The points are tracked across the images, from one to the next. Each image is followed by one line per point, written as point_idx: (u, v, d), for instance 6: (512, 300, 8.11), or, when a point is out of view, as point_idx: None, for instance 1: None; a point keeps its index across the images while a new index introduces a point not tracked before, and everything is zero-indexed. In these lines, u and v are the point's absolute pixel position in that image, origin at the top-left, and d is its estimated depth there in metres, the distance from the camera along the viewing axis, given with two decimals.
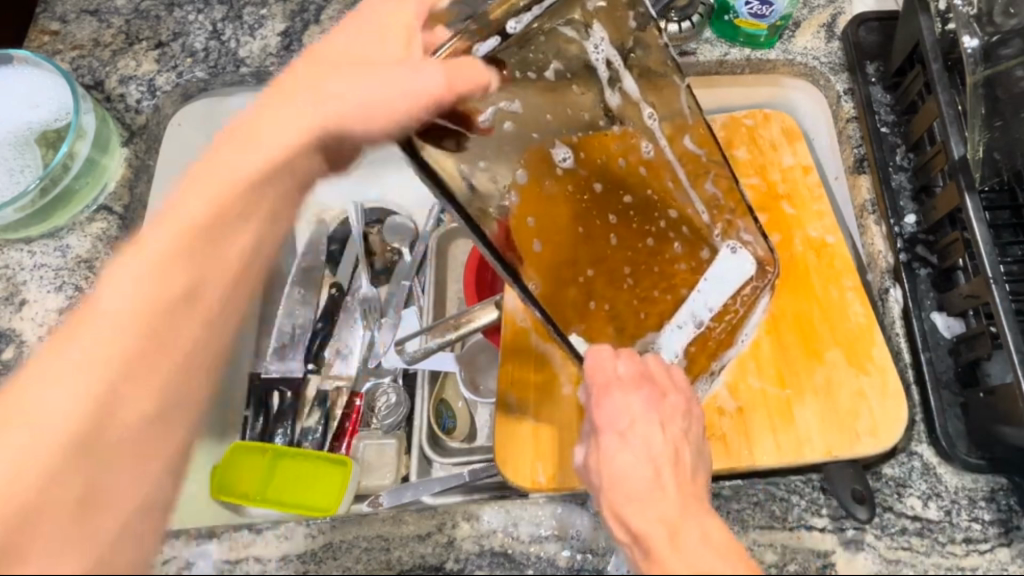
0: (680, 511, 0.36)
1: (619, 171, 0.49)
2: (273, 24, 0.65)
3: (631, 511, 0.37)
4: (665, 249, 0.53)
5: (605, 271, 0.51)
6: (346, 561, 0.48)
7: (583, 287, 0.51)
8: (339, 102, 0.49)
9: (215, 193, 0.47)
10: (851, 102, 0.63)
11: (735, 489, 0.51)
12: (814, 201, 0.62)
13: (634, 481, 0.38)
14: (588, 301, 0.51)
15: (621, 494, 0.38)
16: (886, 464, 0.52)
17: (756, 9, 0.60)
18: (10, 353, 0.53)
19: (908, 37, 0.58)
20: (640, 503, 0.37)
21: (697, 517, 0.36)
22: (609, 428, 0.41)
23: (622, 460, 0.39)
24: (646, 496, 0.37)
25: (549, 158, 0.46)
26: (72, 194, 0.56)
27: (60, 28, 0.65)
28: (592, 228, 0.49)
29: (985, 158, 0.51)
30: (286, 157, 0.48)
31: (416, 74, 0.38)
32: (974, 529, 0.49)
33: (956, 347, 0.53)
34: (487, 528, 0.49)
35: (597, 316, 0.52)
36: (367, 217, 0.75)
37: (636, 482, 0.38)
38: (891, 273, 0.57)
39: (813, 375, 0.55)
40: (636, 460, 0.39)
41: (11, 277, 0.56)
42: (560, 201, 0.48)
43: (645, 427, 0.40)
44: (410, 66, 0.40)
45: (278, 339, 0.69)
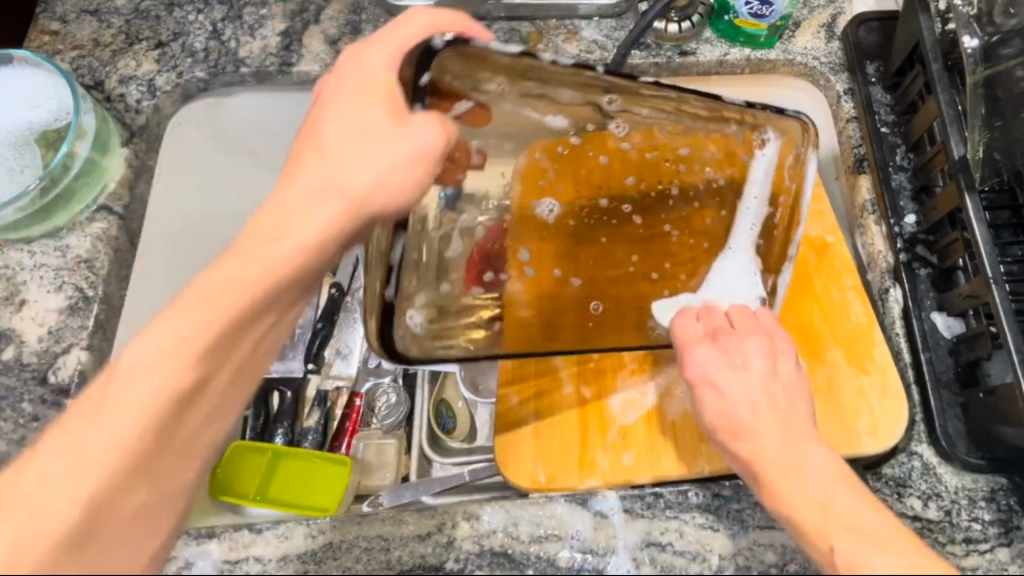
0: (843, 470, 0.41)
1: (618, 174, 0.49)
2: (273, 24, 0.65)
3: (797, 485, 0.40)
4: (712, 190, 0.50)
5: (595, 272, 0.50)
6: (346, 561, 0.48)
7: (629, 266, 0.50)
8: (338, 170, 0.37)
9: (206, 323, 0.34)
10: (851, 102, 0.63)
11: (735, 488, 0.50)
12: (814, 201, 0.62)
13: (737, 415, 0.44)
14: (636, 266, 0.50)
15: (781, 477, 0.41)
16: (886, 464, 0.51)
17: (756, 9, 0.60)
18: (10, 353, 0.53)
19: (908, 37, 0.58)
20: (766, 465, 0.42)
21: (811, 448, 0.42)
22: (698, 371, 0.46)
23: (769, 453, 0.42)
24: (792, 465, 0.41)
25: (533, 211, 0.49)
26: (74, 193, 0.57)
27: (60, 28, 0.65)
28: (611, 229, 0.50)
29: (985, 158, 0.51)
30: (284, 253, 0.35)
31: (369, 150, 0.37)
32: (974, 529, 0.49)
33: (956, 347, 0.53)
34: (486, 528, 0.49)
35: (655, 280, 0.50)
36: None
37: (770, 456, 0.42)
38: (892, 273, 0.57)
39: (814, 374, 0.54)
40: (772, 442, 0.43)
41: (10, 277, 0.55)
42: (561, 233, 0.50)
43: (740, 372, 0.46)
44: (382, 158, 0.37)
45: None
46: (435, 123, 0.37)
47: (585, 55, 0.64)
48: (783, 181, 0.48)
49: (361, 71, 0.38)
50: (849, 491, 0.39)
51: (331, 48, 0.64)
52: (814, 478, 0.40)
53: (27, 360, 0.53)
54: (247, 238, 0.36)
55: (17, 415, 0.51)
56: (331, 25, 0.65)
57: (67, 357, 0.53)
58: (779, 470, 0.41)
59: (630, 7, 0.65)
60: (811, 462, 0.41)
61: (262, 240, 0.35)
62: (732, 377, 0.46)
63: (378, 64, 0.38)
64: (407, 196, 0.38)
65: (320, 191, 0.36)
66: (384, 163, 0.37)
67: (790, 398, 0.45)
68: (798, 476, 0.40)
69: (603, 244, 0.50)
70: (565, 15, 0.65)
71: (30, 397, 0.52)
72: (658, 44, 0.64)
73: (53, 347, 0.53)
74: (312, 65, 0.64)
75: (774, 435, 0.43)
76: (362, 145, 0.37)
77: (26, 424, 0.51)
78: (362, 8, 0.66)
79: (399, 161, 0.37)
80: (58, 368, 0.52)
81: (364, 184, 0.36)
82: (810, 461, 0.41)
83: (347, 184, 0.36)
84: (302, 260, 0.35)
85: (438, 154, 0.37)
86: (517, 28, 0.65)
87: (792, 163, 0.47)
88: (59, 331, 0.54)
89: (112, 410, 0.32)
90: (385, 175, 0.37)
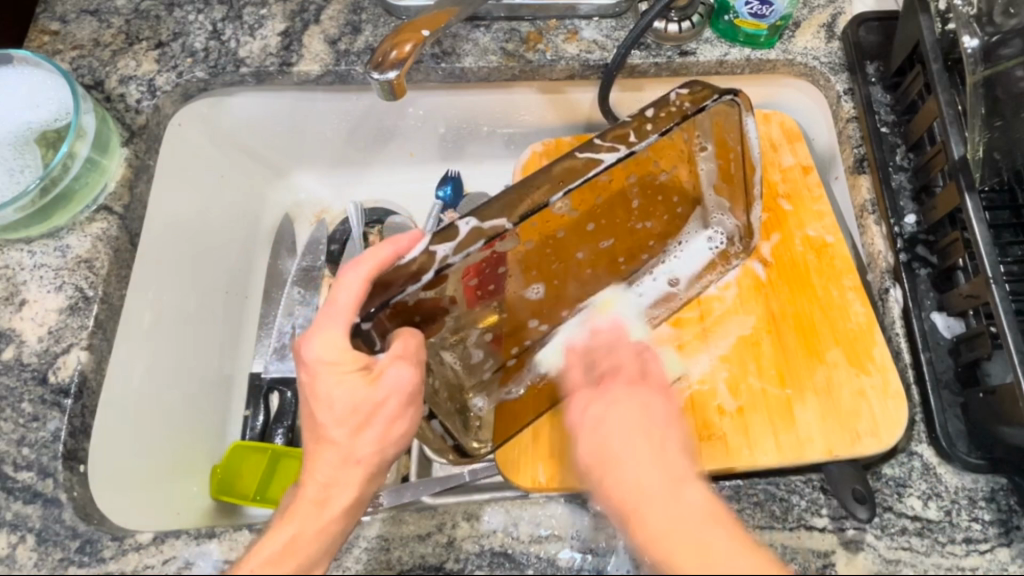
0: (675, 472, 0.41)
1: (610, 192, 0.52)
2: (273, 24, 0.65)
3: (633, 478, 0.41)
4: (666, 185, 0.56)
5: (590, 284, 0.58)
6: (346, 561, 0.48)
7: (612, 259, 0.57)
8: (349, 447, 0.43)
9: (291, 538, 0.41)
10: (851, 102, 0.63)
11: (735, 488, 0.50)
12: (814, 201, 0.62)
13: (610, 451, 0.43)
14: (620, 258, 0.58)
15: (606, 462, 0.43)
16: (886, 464, 0.51)
17: (757, 9, 0.60)
18: (10, 353, 0.53)
19: (907, 37, 0.58)
20: (610, 466, 0.42)
21: (681, 477, 0.41)
22: (584, 410, 0.46)
23: (613, 431, 0.44)
24: (652, 462, 0.42)
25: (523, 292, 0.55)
26: (72, 194, 0.56)
27: (60, 27, 0.65)
28: (592, 250, 0.55)
29: (985, 158, 0.50)
30: (334, 515, 0.42)
31: (371, 412, 0.43)
32: (974, 529, 0.49)
33: (956, 347, 0.53)
34: (486, 528, 0.49)
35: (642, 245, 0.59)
36: (368, 217, 0.75)
37: (647, 482, 0.41)
38: (892, 273, 0.57)
39: (814, 375, 0.55)
40: (642, 470, 0.41)
41: (10, 277, 0.55)
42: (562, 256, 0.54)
43: (621, 402, 0.45)
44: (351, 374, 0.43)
45: (278, 340, 0.69)
46: (408, 365, 0.44)
47: (585, 55, 0.64)
48: (728, 154, 0.57)
49: (323, 354, 0.42)
50: (713, 523, 0.39)
51: (331, 48, 0.64)
52: (640, 469, 0.41)
53: (27, 360, 0.53)
54: (297, 500, 0.42)
55: (17, 415, 0.51)
56: (332, 24, 0.65)
57: (67, 357, 0.53)
58: (597, 456, 0.43)
59: (630, 7, 0.65)
60: (695, 502, 0.40)
61: (311, 504, 0.42)
62: (600, 410, 0.46)
63: (347, 361, 0.43)
64: (404, 441, 0.45)
65: (345, 464, 0.43)
66: (385, 419, 0.43)
67: (667, 429, 0.44)
68: (634, 491, 0.40)
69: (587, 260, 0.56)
70: (565, 15, 0.65)
71: (30, 397, 0.52)
72: (658, 44, 0.64)
73: (53, 347, 0.53)
74: (312, 65, 0.64)
75: (633, 431, 0.43)
76: (367, 434, 0.43)
77: (25, 424, 0.51)
78: (362, 8, 0.66)
79: (393, 413, 0.44)
80: (58, 368, 0.52)
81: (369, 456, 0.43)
82: (685, 495, 0.40)
83: (358, 456, 0.43)
84: (343, 522, 0.42)
85: (420, 385, 0.44)
86: (517, 28, 0.65)
87: (729, 122, 0.54)
88: (59, 331, 0.54)
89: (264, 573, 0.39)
90: (386, 431, 0.44)
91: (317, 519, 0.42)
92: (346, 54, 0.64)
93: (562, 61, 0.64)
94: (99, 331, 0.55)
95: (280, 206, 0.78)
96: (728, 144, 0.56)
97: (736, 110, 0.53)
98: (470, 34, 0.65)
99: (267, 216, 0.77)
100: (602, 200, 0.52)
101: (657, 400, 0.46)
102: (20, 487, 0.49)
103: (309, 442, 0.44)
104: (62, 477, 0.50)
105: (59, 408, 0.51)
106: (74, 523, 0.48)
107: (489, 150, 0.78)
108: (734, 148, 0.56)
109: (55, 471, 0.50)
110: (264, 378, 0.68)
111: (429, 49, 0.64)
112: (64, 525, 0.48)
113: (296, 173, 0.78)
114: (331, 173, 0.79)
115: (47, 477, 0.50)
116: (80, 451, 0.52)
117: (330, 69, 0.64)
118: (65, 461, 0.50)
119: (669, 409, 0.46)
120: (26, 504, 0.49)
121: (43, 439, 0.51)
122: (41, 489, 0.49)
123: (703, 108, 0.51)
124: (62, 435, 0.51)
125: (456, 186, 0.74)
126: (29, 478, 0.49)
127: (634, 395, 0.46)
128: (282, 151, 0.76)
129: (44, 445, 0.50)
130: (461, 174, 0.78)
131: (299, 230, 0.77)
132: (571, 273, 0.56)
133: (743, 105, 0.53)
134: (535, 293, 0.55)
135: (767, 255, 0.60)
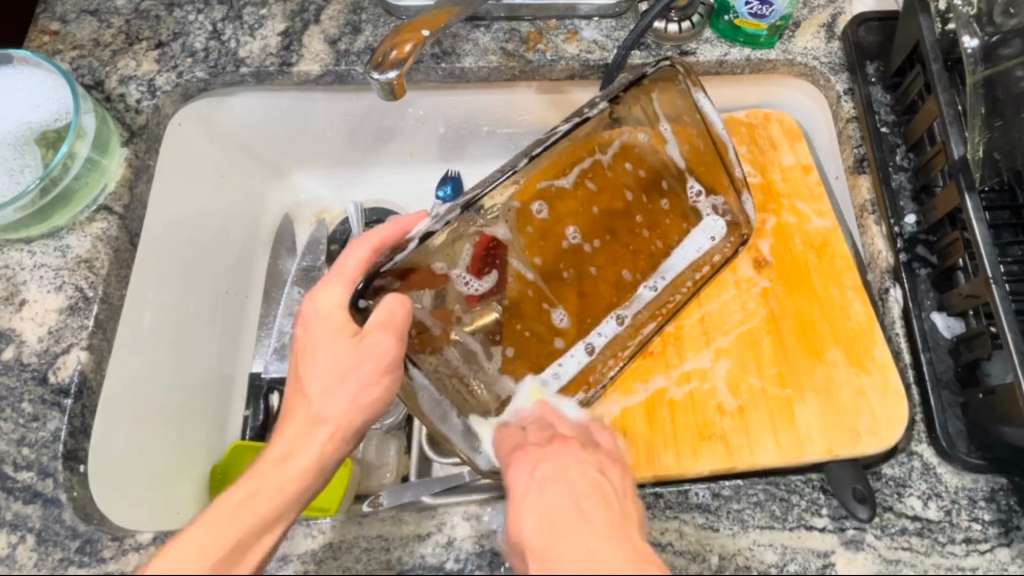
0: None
1: (592, 191, 0.54)
2: (273, 24, 0.65)
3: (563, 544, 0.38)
4: (649, 184, 0.56)
5: (602, 291, 0.55)
6: (346, 561, 0.47)
7: (618, 268, 0.55)
8: (315, 405, 0.44)
9: (255, 490, 0.40)
10: (851, 102, 0.63)
11: (734, 488, 0.50)
12: (814, 200, 0.63)
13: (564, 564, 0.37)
14: (628, 272, 0.55)
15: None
16: (886, 464, 0.51)
17: (757, 9, 0.60)
18: (10, 353, 0.53)
19: (907, 37, 0.58)
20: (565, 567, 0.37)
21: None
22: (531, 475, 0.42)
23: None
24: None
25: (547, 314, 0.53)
26: (72, 194, 0.56)
27: (60, 28, 0.65)
28: (593, 256, 0.54)
29: (985, 158, 0.50)
30: (292, 474, 0.41)
31: (347, 370, 0.44)
32: (974, 528, 0.49)
33: (956, 347, 0.53)
34: (486, 528, 0.49)
35: (647, 250, 0.56)
36: (368, 217, 0.75)
37: (598, 555, 0.37)
38: (891, 273, 0.57)
39: (814, 375, 0.55)
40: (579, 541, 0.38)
41: (10, 278, 0.55)
42: (565, 258, 0.53)
43: (567, 457, 0.42)
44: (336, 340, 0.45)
45: (277, 339, 0.69)
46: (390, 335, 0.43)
47: (585, 55, 0.64)
48: (692, 136, 0.57)
49: (322, 314, 0.45)
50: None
51: (331, 48, 0.64)
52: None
53: (27, 360, 0.53)
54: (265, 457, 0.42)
55: (17, 415, 0.51)
56: (332, 24, 0.65)
57: (67, 357, 0.53)
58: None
59: (630, 7, 0.65)
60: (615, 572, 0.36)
61: (273, 462, 0.42)
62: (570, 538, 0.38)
63: (337, 320, 0.45)
64: (375, 409, 0.45)
65: (310, 427, 0.44)
66: (359, 380, 0.44)
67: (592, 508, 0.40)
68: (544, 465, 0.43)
69: (595, 271, 0.54)
70: (565, 15, 0.65)
71: (29, 397, 0.52)
72: (658, 44, 0.64)
73: (53, 347, 0.53)
74: (312, 65, 0.64)
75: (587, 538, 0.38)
76: (339, 393, 0.44)
77: (25, 424, 0.51)
78: (362, 8, 0.66)
79: (368, 377, 0.44)
80: (58, 368, 0.52)
81: (336, 416, 0.44)
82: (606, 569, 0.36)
83: (324, 416, 0.44)
84: (304, 479, 0.41)
85: (400, 355, 0.44)
86: (517, 28, 0.65)
87: (681, 99, 0.55)
88: (59, 331, 0.54)
89: (228, 525, 0.38)
90: (360, 393, 0.44)
91: (279, 472, 0.41)
92: (346, 54, 0.64)
93: (562, 61, 0.64)
94: (99, 331, 0.55)
95: (280, 207, 0.78)
96: (689, 127, 0.56)
97: (678, 82, 0.54)
98: (470, 34, 0.65)
99: (268, 217, 0.77)
100: (597, 207, 0.54)
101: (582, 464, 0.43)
102: (20, 487, 0.49)
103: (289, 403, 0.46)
104: (62, 477, 0.50)
105: (59, 408, 0.51)
106: (74, 523, 0.48)
107: (489, 150, 0.78)
108: (696, 126, 0.56)
109: (55, 471, 0.50)
110: (264, 377, 0.68)
111: (429, 49, 0.64)
112: (64, 525, 0.48)
113: (296, 173, 0.78)
114: (331, 173, 0.79)
115: (47, 477, 0.50)
116: (80, 451, 0.52)
117: (330, 69, 0.64)
118: (65, 461, 0.50)
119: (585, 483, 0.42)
120: (26, 504, 0.49)
121: (43, 439, 0.51)
122: (41, 489, 0.49)
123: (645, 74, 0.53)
124: (62, 435, 0.51)
125: (456, 186, 0.74)
126: (29, 478, 0.49)
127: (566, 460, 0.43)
128: (282, 151, 0.76)
129: (44, 445, 0.50)
130: (461, 174, 0.78)
131: (299, 230, 0.77)
132: (580, 281, 0.54)
133: (683, 77, 0.54)
134: (560, 317, 0.53)
135: (767, 253, 0.60)
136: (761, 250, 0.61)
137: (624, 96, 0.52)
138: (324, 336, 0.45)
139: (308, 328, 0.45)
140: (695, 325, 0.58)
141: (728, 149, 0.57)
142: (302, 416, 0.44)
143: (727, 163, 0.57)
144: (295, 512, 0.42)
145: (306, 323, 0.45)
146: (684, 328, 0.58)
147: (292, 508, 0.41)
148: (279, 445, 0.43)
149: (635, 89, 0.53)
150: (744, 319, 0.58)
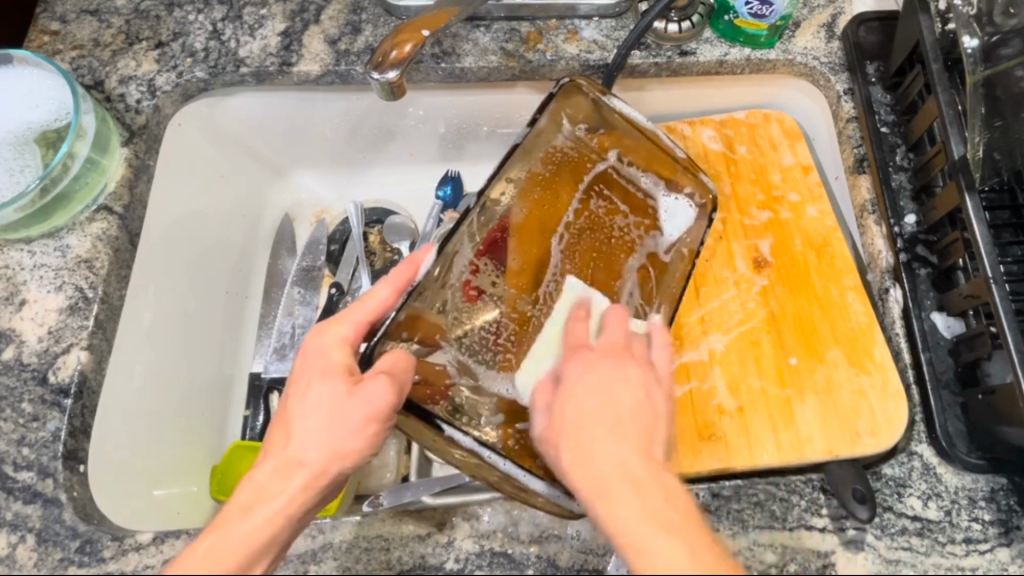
0: None
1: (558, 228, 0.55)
2: (273, 24, 0.65)
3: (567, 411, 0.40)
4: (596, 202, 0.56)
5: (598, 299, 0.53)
6: (346, 561, 0.47)
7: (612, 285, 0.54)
8: (295, 446, 0.40)
9: (210, 549, 0.36)
10: (851, 102, 0.63)
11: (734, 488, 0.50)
12: (814, 200, 0.62)
13: (602, 484, 0.37)
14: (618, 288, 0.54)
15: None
16: (886, 464, 0.52)
17: (757, 9, 0.60)
18: (10, 353, 0.53)
19: (908, 37, 0.58)
20: (604, 498, 0.36)
21: None
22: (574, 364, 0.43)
23: None
24: None
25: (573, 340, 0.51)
26: (72, 195, 0.56)
27: (60, 28, 0.65)
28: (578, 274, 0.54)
29: (985, 158, 0.50)
30: (259, 523, 0.38)
31: (336, 412, 0.41)
32: (974, 529, 0.49)
33: (956, 348, 0.53)
34: (486, 528, 0.49)
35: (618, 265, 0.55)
36: (368, 217, 0.75)
37: (593, 464, 0.37)
38: (892, 273, 0.57)
39: (814, 375, 0.55)
40: (585, 404, 0.40)
41: (11, 278, 0.55)
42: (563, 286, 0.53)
43: (600, 377, 0.41)
44: (328, 388, 0.42)
45: (277, 339, 0.69)
46: (386, 381, 0.41)
47: (585, 55, 0.64)
48: (627, 143, 0.55)
49: (322, 354, 0.43)
50: None
51: (331, 48, 0.64)
52: None
53: (27, 360, 0.53)
54: (226, 507, 0.39)
55: (17, 415, 0.51)
56: (332, 24, 0.65)
57: (67, 357, 0.53)
58: None
59: (630, 7, 0.65)
60: (634, 528, 0.35)
61: (236, 510, 0.38)
62: (633, 515, 0.35)
63: (338, 356, 0.43)
64: (361, 457, 0.41)
65: (284, 469, 0.40)
66: (345, 428, 0.41)
67: (619, 423, 0.39)
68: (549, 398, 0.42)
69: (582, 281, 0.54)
70: (565, 15, 0.65)
71: (29, 397, 0.52)
72: (658, 44, 0.64)
73: (53, 347, 0.53)
74: (312, 65, 0.64)
75: (679, 557, 0.34)
76: (323, 435, 0.40)
77: (25, 424, 0.51)
78: (362, 8, 0.66)
79: (354, 426, 0.41)
80: (58, 368, 0.52)
81: (314, 461, 0.40)
82: (614, 506, 0.36)
83: (302, 459, 0.40)
84: (271, 531, 0.38)
85: (396, 408, 0.42)
86: (517, 28, 0.65)
87: (589, 108, 0.54)
88: (59, 331, 0.54)
89: None
90: (341, 441, 0.41)
91: (236, 529, 0.37)
92: (347, 54, 0.64)
93: (561, 61, 0.64)
94: (99, 331, 0.55)
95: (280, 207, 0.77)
96: (619, 135, 0.54)
97: (586, 92, 0.53)
98: (470, 34, 0.65)
99: (267, 217, 0.77)
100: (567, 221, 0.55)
101: (614, 368, 0.42)
102: (20, 486, 0.49)
103: (269, 440, 0.42)
104: (62, 477, 0.50)
105: (59, 408, 0.51)
106: (74, 523, 0.48)
107: (487, 150, 0.78)
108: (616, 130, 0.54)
109: (55, 471, 0.50)
110: (264, 377, 0.67)
111: (429, 49, 0.64)
112: (64, 525, 0.48)
113: (296, 174, 0.78)
114: (330, 173, 0.79)
115: (47, 477, 0.50)
116: (80, 451, 0.52)
117: (330, 69, 0.64)
118: (65, 461, 0.50)
119: (621, 398, 0.40)
120: (26, 504, 0.49)
121: (43, 439, 0.51)
122: (41, 489, 0.49)
123: (550, 98, 0.53)
124: (62, 435, 0.51)
125: (456, 185, 0.75)
126: (29, 477, 0.49)
127: (614, 373, 0.41)
128: (281, 151, 0.75)
129: (44, 445, 0.50)
130: (461, 174, 0.78)
131: (299, 230, 0.77)
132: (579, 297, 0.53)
133: (585, 85, 0.53)
134: None
135: (767, 254, 0.60)
136: (759, 247, 0.61)
137: (539, 121, 0.52)
138: (315, 380, 0.42)
139: (304, 357, 0.44)
140: (695, 329, 0.57)
141: (662, 136, 0.53)
142: (277, 456, 0.40)
143: (665, 149, 0.53)
144: (256, 566, 0.38)
145: (303, 354, 0.44)
146: (684, 327, 0.58)
147: (251, 564, 0.37)
148: (244, 492, 0.39)
149: (545, 113, 0.53)
150: (744, 319, 0.58)
